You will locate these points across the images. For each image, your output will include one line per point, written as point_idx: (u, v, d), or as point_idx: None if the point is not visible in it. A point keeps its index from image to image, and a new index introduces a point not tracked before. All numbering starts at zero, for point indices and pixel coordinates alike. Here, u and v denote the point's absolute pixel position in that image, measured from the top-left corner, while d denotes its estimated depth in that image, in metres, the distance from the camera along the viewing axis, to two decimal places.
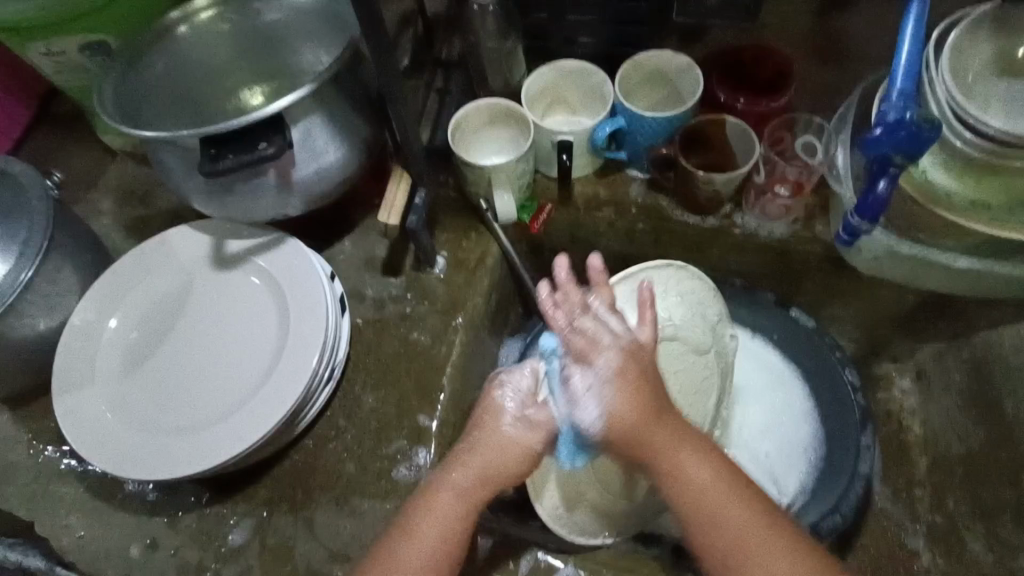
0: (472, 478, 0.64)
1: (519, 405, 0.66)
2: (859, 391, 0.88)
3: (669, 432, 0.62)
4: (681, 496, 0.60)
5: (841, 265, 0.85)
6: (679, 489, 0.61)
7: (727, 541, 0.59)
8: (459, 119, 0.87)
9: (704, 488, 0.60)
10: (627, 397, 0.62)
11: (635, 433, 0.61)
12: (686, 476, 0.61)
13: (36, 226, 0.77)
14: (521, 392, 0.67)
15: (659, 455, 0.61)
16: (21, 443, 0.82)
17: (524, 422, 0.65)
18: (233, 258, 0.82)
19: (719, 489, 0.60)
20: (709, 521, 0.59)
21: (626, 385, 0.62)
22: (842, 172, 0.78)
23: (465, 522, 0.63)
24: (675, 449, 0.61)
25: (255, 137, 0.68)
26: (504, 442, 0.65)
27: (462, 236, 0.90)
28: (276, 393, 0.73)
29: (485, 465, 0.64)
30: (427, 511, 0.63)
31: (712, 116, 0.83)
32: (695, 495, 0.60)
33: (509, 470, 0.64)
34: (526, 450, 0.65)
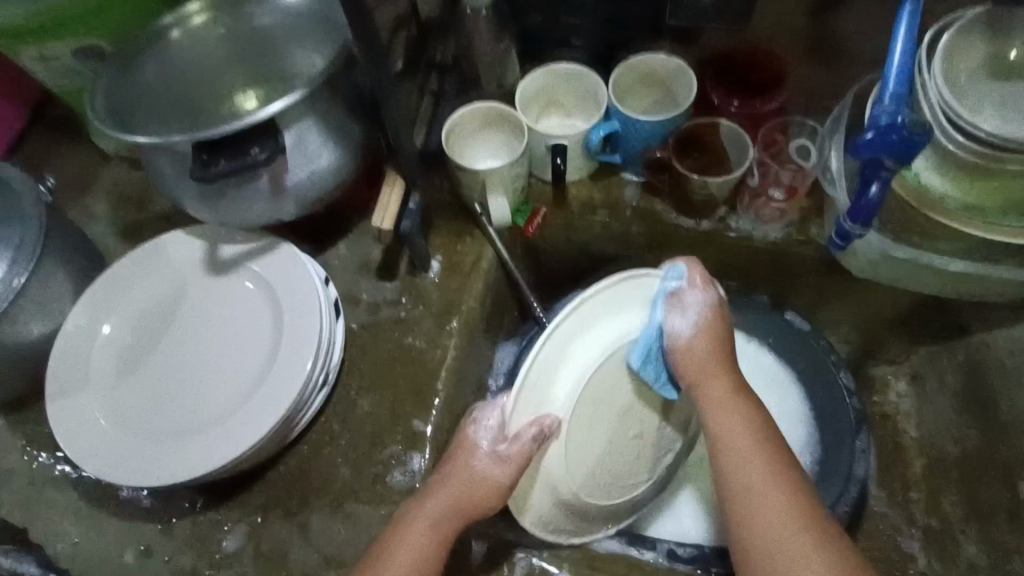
0: (446, 508, 0.65)
1: (493, 441, 0.67)
2: (854, 394, 0.88)
3: (724, 381, 0.67)
4: (720, 428, 0.64)
5: (836, 268, 0.85)
6: (720, 422, 0.65)
7: (746, 476, 0.61)
8: (452, 124, 0.86)
9: (740, 429, 0.63)
10: (705, 337, 0.69)
11: (699, 369, 0.68)
12: (743, 470, 0.61)
13: (29, 231, 0.76)
14: (493, 429, 0.68)
15: (710, 394, 0.67)
16: (16, 450, 0.82)
17: (495, 457, 0.66)
18: (227, 264, 0.82)
19: (768, 490, 0.59)
20: (737, 453, 0.62)
21: (706, 329, 0.69)
22: (836, 176, 0.78)
23: (438, 552, 0.64)
24: (723, 396, 0.66)
25: (248, 142, 0.68)
26: (474, 475, 0.65)
27: (456, 241, 0.90)
28: (270, 398, 0.72)
29: (454, 499, 0.65)
30: (400, 539, 0.64)
31: (705, 120, 0.85)
32: (728, 433, 0.64)
33: (480, 503, 0.65)
34: (497, 485, 0.65)
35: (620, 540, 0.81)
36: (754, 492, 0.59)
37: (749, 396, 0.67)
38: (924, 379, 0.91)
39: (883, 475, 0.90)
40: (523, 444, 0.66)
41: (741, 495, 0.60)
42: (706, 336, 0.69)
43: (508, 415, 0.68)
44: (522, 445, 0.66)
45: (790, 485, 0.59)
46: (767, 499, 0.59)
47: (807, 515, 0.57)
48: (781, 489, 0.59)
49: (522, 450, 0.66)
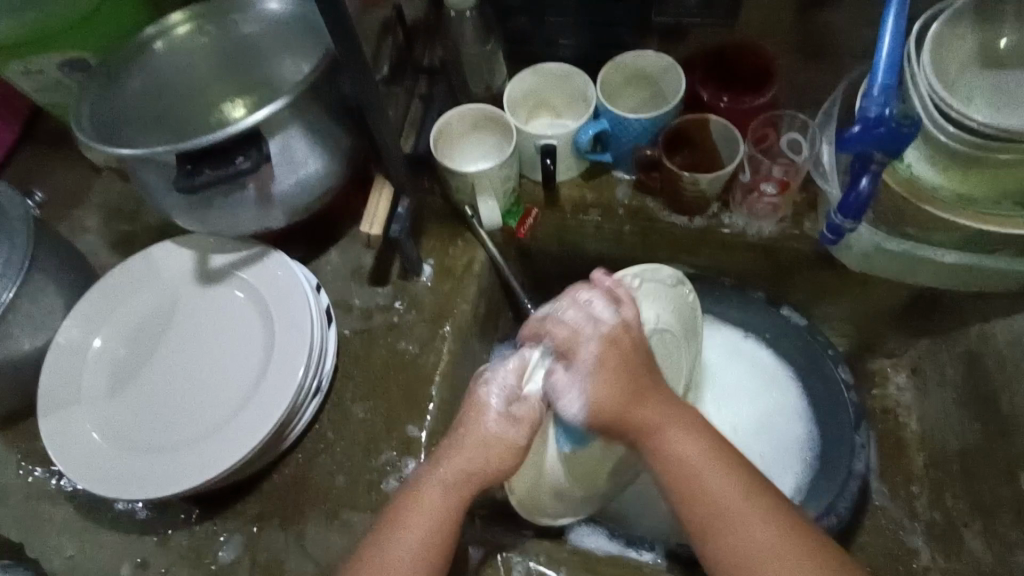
0: (458, 473, 0.64)
1: (505, 400, 0.66)
2: (851, 388, 0.87)
3: (652, 412, 0.64)
4: (664, 466, 0.62)
5: (831, 262, 0.84)
6: (670, 454, 0.62)
7: (706, 509, 0.59)
8: (441, 126, 0.86)
9: (690, 458, 0.61)
10: (605, 383, 0.64)
11: (620, 413, 0.64)
12: (702, 494, 0.60)
13: (16, 246, 0.76)
14: (507, 387, 0.66)
15: (647, 434, 0.63)
16: (12, 465, 0.82)
17: (507, 417, 0.65)
18: (217, 272, 0.82)
19: (734, 504, 0.59)
20: (696, 483, 0.60)
21: (606, 373, 0.64)
22: (828, 168, 0.79)
23: (453, 516, 0.63)
24: (666, 424, 0.64)
25: (232, 152, 0.67)
26: (488, 437, 0.65)
27: (448, 243, 0.89)
28: (263, 407, 0.72)
29: (467, 463, 0.64)
30: (413, 510, 0.63)
31: (694, 117, 0.83)
32: (681, 467, 0.61)
33: (493, 466, 0.64)
34: (510, 443, 0.65)
35: (617, 541, 0.78)
36: (715, 512, 0.59)
37: (689, 422, 0.64)
38: (925, 372, 0.90)
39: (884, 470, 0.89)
40: (533, 404, 0.66)
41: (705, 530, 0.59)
42: (609, 394, 0.64)
43: (523, 381, 0.67)
44: (532, 407, 0.66)
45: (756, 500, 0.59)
46: (737, 521, 0.58)
47: (784, 527, 0.58)
48: (747, 505, 0.58)
49: (533, 410, 0.66)
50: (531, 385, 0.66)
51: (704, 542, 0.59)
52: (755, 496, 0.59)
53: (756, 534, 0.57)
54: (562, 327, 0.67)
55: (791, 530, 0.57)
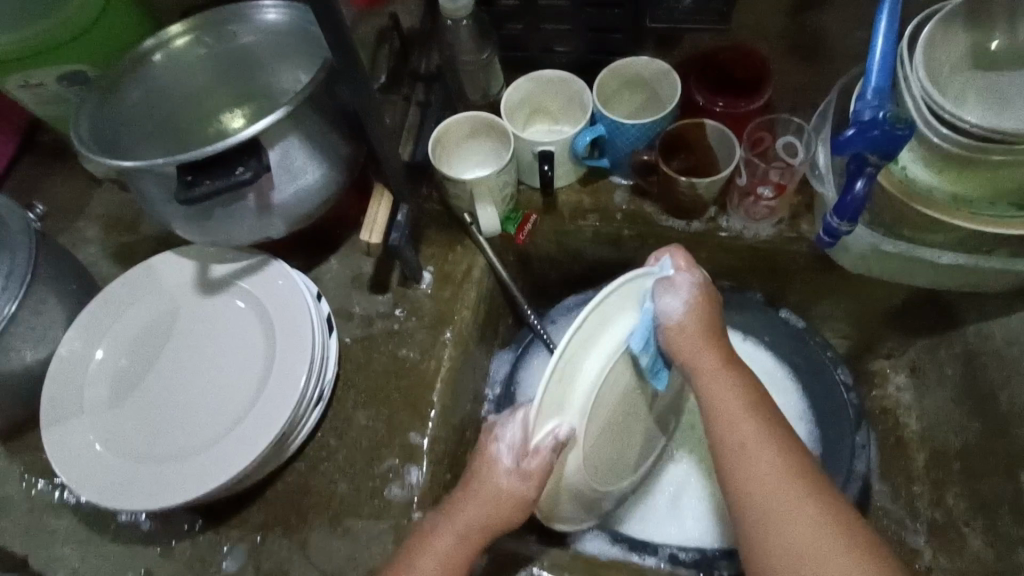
0: (472, 524, 0.64)
1: (515, 458, 0.62)
2: (851, 389, 0.88)
3: (714, 355, 0.66)
4: (719, 392, 0.64)
5: (829, 264, 0.85)
6: (711, 388, 0.65)
7: (737, 434, 0.62)
8: (440, 133, 0.86)
9: (731, 392, 0.64)
10: (699, 312, 0.67)
11: (689, 345, 0.66)
12: (732, 427, 0.62)
13: (17, 260, 0.76)
14: (515, 445, 0.63)
15: (696, 364, 0.66)
16: (14, 478, 0.82)
17: (519, 477, 0.62)
18: (218, 282, 0.82)
19: (755, 437, 0.61)
20: (726, 415, 0.63)
21: (699, 304, 0.67)
22: (824, 171, 0.78)
23: (467, 560, 0.63)
24: (707, 363, 0.66)
25: (230, 162, 0.67)
26: (499, 493, 0.63)
27: (448, 250, 0.90)
28: (265, 416, 0.72)
29: (481, 517, 0.63)
30: (426, 553, 0.64)
31: (688, 121, 0.84)
32: (718, 397, 0.64)
33: (507, 517, 0.63)
34: (522, 499, 0.62)
35: (620, 546, 0.80)
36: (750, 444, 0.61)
37: (739, 366, 0.67)
38: (923, 371, 0.91)
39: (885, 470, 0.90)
40: (546, 457, 0.62)
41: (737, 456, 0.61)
42: (682, 327, 0.66)
43: (529, 433, 0.61)
44: (544, 458, 0.62)
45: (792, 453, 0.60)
46: (763, 457, 0.60)
47: (802, 473, 0.58)
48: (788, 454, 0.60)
49: (544, 464, 0.62)
50: (536, 437, 0.61)
51: (723, 463, 0.62)
52: (793, 449, 0.60)
53: (785, 474, 0.58)
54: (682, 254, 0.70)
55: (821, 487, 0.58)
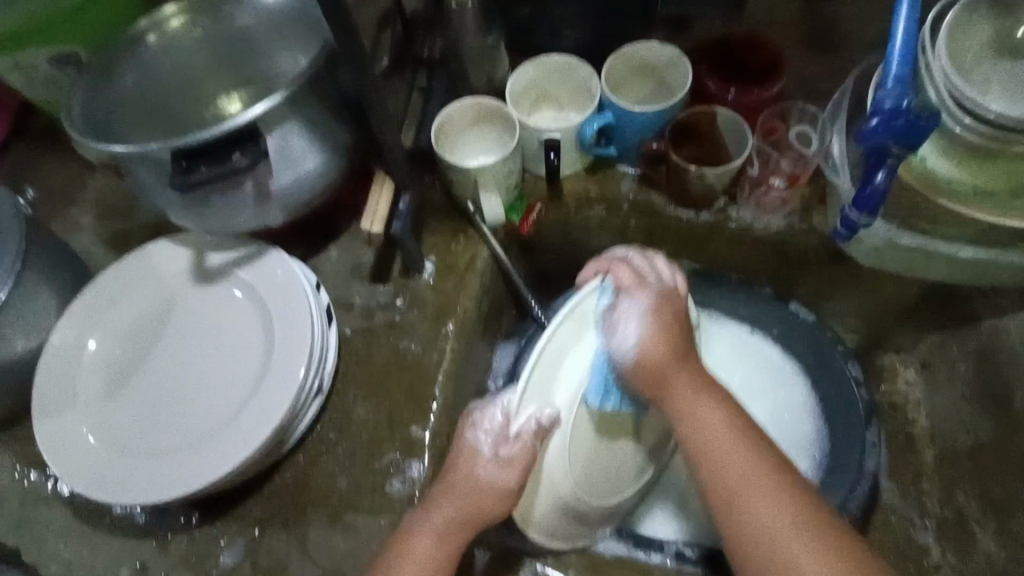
0: (450, 519, 0.63)
1: (495, 447, 0.64)
2: (862, 385, 0.86)
3: (688, 383, 0.64)
4: (698, 434, 0.61)
5: (840, 257, 0.83)
6: (695, 430, 0.62)
7: (728, 483, 0.59)
8: (442, 121, 0.84)
9: (718, 428, 0.61)
10: (660, 332, 0.64)
11: (660, 378, 0.64)
12: (721, 473, 0.59)
13: (7, 247, 0.74)
14: (494, 430, 0.65)
15: (678, 400, 0.63)
16: (7, 469, 0.80)
17: (498, 465, 0.63)
18: (214, 271, 0.80)
19: (754, 482, 0.58)
20: (717, 460, 0.60)
21: (661, 323, 0.65)
22: (838, 162, 0.76)
23: (448, 561, 0.62)
24: (688, 393, 0.63)
25: (228, 148, 0.65)
26: (477, 483, 0.63)
27: (450, 239, 0.87)
28: (264, 409, 0.70)
29: (459, 510, 0.63)
30: (407, 558, 0.62)
31: (699, 108, 0.81)
32: (705, 443, 0.61)
33: (486, 511, 0.63)
34: (501, 487, 0.63)
35: (625, 542, 0.77)
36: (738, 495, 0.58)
37: (710, 385, 0.64)
38: (934, 367, 0.89)
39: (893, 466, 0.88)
40: (524, 443, 0.64)
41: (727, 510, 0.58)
42: (648, 365, 0.64)
43: (510, 422, 0.65)
44: (524, 444, 0.64)
45: (785, 487, 0.57)
46: (760, 502, 0.57)
47: (807, 517, 0.56)
48: (779, 499, 0.57)
49: (524, 451, 0.64)
50: (515, 425, 0.65)
51: (725, 516, 0.58)
52: (775, 477, 0.58)
53: (785, 522, 0.56)
54: (623, 271, 0.69)
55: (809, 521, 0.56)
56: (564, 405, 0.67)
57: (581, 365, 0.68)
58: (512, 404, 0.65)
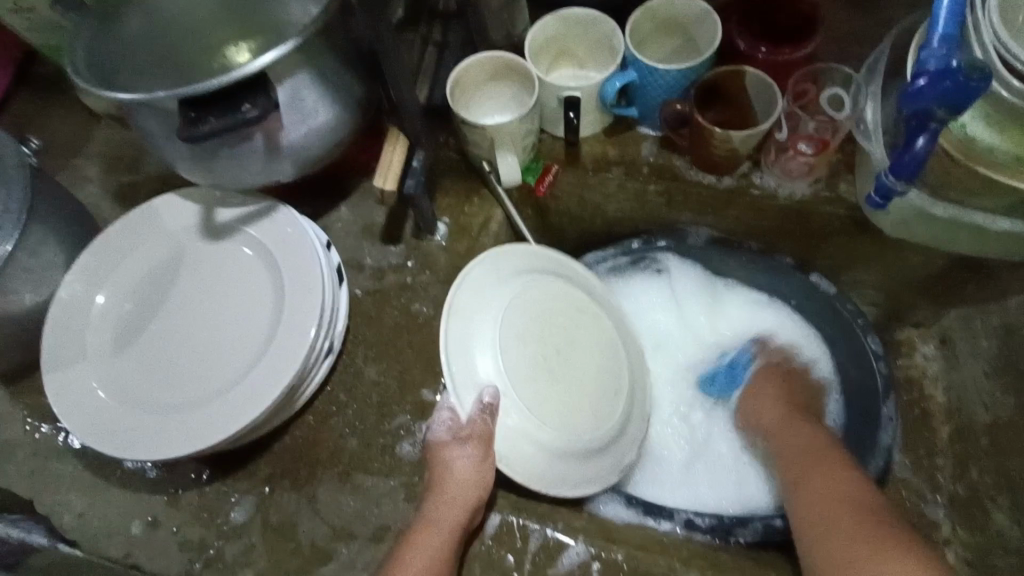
0: (444, 509, 0.65)
1: (450, 431, 0.69)
2: (882, 358, 0.84)
3: (791, 420, 0.78)
4: (789, 452, 0.74)
5: (866, 227, 0.80)
6: (796, 465, 0.72)
7: (814, 494, 0.67)
8: (458, 75, 0.80)
9: (795, 437, 0.76)
10: (776, 397, 0.82)
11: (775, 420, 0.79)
12: (807, 501, 0.67)
13: (12, 195, 0.72)
14: (452, 424, 0.69)
15: (789, 443, 0.76)
16: (17, 421, 0.80)
17: (461, 443, 0.68)
18: (221, 228, 0.78)
19: (827, 484, 0.67)
20: (806, 483, 0.69)
21: (774, 390, 0.83)
22: (871, 127, 0.72)
23: (449, 547, 0.64)
24: (790, 430, 0.77)
25: (238, 98, 0.62)
26: (452, 468, 0.67)
27: (464, 201, 0.86)
28: (273, 367, 0.69)
29: (448, 498, 0.66)
30: (413, 549, 0.63)
31: (731, 68, 0.77)
32: (798, 470, 0.72)
33: (469, 492, 0.66)
34: (473, 464, 0.67)
35: (636, 509, 0.77)
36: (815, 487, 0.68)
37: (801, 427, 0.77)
38: (955, 343, 0.87)
39: (907, 441, 0.87)
40: (475, 421, 0.68)
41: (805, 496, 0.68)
42: (757, 398, 0.83)
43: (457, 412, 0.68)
44: (476, 421, 0.68)
45: (859, 515, 0.62)
46: (830, 505, 0.65)
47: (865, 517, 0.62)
48: (850, 520, 0.62)
49: (476, 427, 0.68)
50: (465, 407, 0.68)
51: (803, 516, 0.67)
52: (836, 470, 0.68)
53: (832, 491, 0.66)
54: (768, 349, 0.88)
55: (858, 502, 0.64)
56: (497, 375, 0.70)
57: (489, 340, 0.71)
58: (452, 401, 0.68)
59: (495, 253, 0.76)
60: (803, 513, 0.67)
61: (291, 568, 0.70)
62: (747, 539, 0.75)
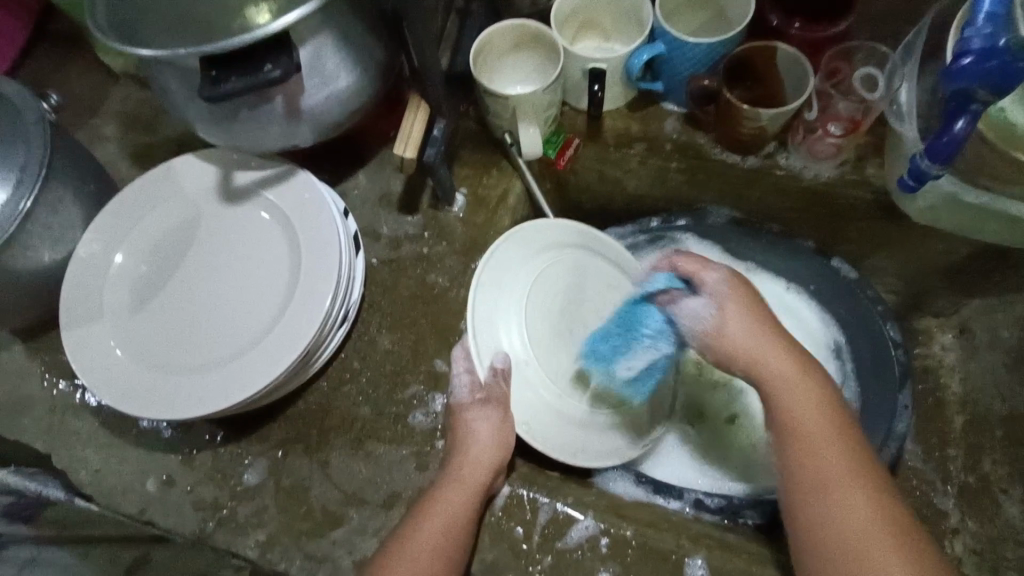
0: (463, 469, 0.66)
1: (471, 393, 0.72)
2: (900, 347, 0.84)
3: (787, 362, 0.65)
4: (790, 400, 0.63)
5: (892, 212, 0.78)
6: (789, 405, 0.63)
7: (819, 481, 0.59)
8: (482, 43, 0.79)
9: (802, 402, 0.63)
10: (738, 315, 0.67)
11: (751, 363, 0.66)
12: (819, 486, 0.59)
13: (32, 150, 0.71)
14: (470, 385, 0.73)
15: (771, 388, 0.64)
16: (35, 376, 0.81)
17: (479, 405, 0.71)
18: (240, 191, 0.78)
19: (844, 476, 0.59)
20: (814, 461, 0.60)
21: (737, 306, 0.68)
22: (904, 108, 0.71)
23: (467, 508, 0.65)
24: (781, 376, 0.65)
25: (259, 57, 0.60)
26: (471, 429, 0.69)
27: (483, 172, 0.85)
28: (289, 333, 0.69)
29: (468, 460, 0.67)
30: (434, 507, 0.64)
31: (761, 44, 0.75)
32: (799, 430, 0.62)
33: (489, 454, 0.67)
34: (491, 426, 0.69)
35: (645, 488, 0.77)
36: (821, 463, 0.60)
37: (815, 374, 0.65)
38: (975, 334, 0.86)
39: (919, 431, 0.86)
40: (495, 386, 0.72)
41: (802, 465, 0.61)
42: (723, 328, 0.67)
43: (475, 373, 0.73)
44: (492, 385, 0.72)
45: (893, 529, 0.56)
46: (846, 509, 0.57)
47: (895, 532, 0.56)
48: (882, 536, 0.56)
49: (498, 391, 0.72)
50: (481, 372, 0.72)
51: (806, 512, 0.59)
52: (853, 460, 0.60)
53: (852, 483, 0.58)
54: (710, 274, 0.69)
55: (891, 515, 0.57)
56: (520, 349, 0.76)
57: (512, 314, 0.77)
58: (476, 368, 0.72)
59: (520, 233, 0.79)
60: (804, 489, 0.60)
61: (302, 531, 0.71)
62: (755, 521, 0.75)
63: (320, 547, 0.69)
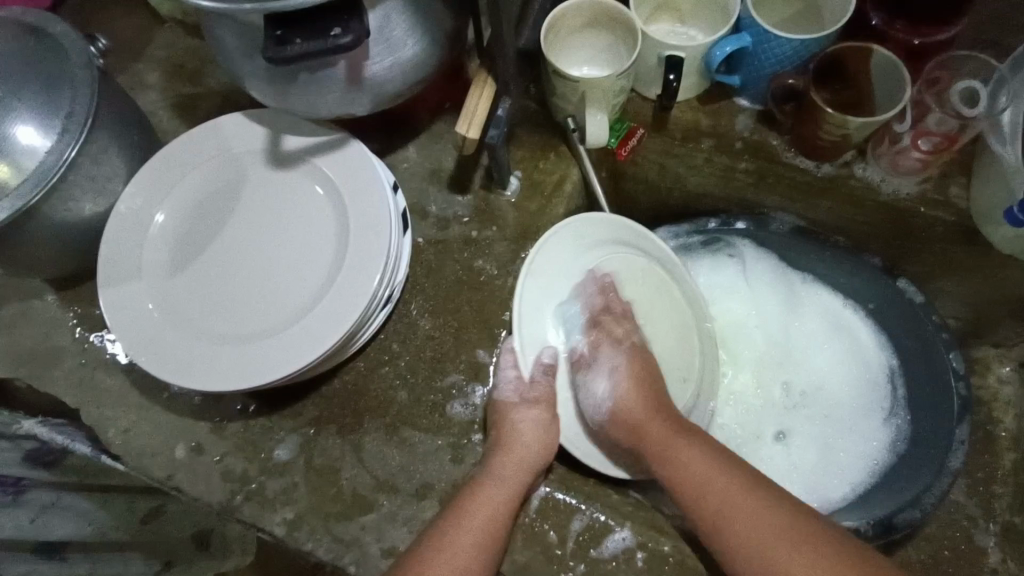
0: (507, 467, 0.65)
1: (516, 390, 0.70)
2: (961, 378, 0.77)
3: (661, 433, 0.67)
4: (670, 472, 0.64)
5: (971, 236, 0.74)
6: (676, 468, 0.64)
7: (743, 541, 0.57)
8: (554, 20, 0.74)
9: (697, 468, 0.63)
10: (633, 392, 0.70)
11: (632, 430, 0.68)
12: (736, 536, 0.58)
13: (77, 97, 0.68)
14: (519, 384, 0.71)
15: (654, 448, 0.66)
16: (67, 327, 0.80)
17: (527, 405, 0.70)
18: (289, 157, 0.74)
19: (772, 530, 0.56)
20: (717, 521, 0.59)
21: (631, 384, 0.71)
22: (1008, 132, 0.66)
23: (507, 507, 0.63)
24: (674, 438, 0.66)
25: (328, 20, 0.56)
26: (517, 427, 0.68)
27: (540, 156, 0.81)
28: (333, 310, 0.67)
29: (512, 461, 0.65)
30: (471, 509, 0.62)
31: (856, 45, 0.70)
32: (697, 476, 0.62)
33: (531, 456, 0.67)
34: (537, 426, 0.69)
35: None
36: (728, 521, 0.58)
37: (686, 444, 0.65)
38: None
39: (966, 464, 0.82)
40: (543, 385, 0.72)
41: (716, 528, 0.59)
42: (625, 405, 0.70)
43: (523, 370, 0.71)
44: (543, 385, 0.72)
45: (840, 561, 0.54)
46: (790, 559, 0.55)
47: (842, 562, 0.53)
48: (833, 572, 0.53)
49: (543, 389, 0.72)
50: (526, 369, 0.72)
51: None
52: (764, 506, 0.58)
53: (775, 527, 0.56)
54: (602, 355, 0.73)
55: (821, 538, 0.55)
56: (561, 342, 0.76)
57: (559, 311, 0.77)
58: (520, 356, 0.72)
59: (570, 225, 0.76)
60: (731, 546, 0.58)
61: (331, 513, 0.69)
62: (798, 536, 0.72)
63: (349, 532, 0.68)
